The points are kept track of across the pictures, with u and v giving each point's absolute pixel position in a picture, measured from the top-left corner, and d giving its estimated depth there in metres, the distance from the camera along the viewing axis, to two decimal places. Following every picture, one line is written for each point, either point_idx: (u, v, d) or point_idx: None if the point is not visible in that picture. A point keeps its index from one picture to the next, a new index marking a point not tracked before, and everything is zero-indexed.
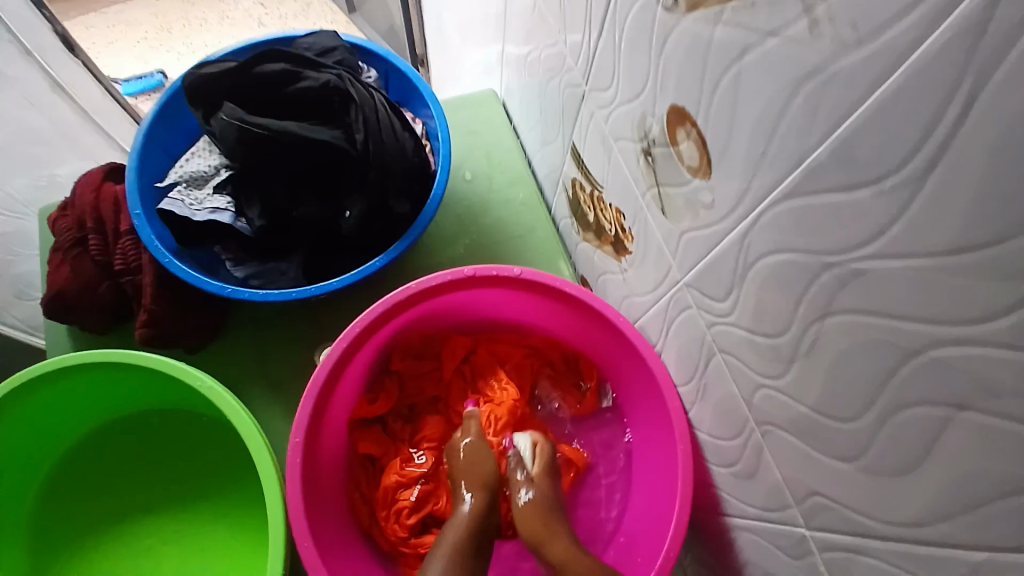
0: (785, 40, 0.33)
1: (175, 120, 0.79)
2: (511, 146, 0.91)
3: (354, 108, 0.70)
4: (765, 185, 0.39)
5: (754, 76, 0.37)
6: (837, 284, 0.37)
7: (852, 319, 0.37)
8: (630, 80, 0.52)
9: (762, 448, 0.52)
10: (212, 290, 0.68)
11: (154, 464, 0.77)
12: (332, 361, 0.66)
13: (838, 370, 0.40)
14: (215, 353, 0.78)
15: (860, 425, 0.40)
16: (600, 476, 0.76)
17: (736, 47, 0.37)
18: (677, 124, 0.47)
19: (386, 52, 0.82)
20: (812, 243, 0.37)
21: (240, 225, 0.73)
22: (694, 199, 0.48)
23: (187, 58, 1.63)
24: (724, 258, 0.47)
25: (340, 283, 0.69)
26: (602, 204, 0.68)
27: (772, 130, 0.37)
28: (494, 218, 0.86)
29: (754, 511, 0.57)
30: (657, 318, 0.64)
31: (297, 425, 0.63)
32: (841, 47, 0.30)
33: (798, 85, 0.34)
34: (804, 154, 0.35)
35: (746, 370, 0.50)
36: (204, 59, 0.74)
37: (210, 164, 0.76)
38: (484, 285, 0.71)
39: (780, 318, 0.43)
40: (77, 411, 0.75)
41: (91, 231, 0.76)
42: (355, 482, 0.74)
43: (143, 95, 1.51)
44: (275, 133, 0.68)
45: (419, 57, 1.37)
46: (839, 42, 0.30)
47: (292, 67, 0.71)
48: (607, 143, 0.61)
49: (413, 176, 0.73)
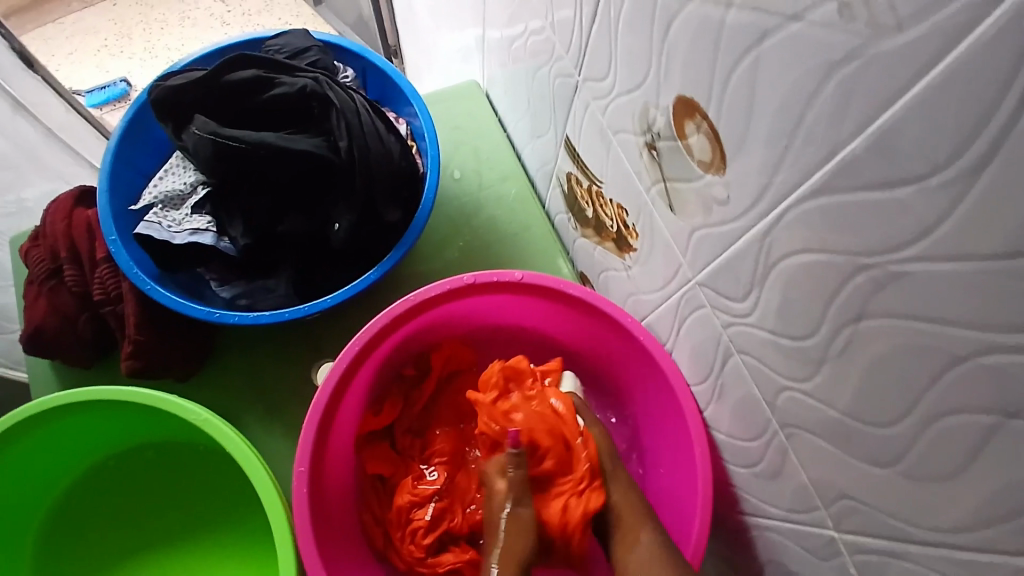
0: (811, 24, 0.31)
1: (145, 136, 0.75)
2: (499, 140, 0.87)
3: (334, 113, 0.66)
4: (788, 182, 0.37)
5: (774, 64, 0.34)
6: (873, 286, 0.34)
7: (889, 323, 0.34)
8: (629, 69, 0.49)
9: (787, 450, 0.50)
10: (199, 315, 0.65)
11: (152, 499, 0.74)
12: (332, 385, 0.63)
13: (873, 373, 0.37)
14: (206, 378, 0.75)
15: (897, 431, 0.38)
16: None
17: (752, 34, 0.34)
18: (685, 117, 0.44)
19: (362, 49, 0.78)
20: (843, 242, 0.35)
21: (223, 246, 0.69)
22: (706, 195, 0.45)
23: (151, 64, 1.56)
24: (742, 257, 0.44)
25: (333, 299, 0.65)
26: (601, 199, 0.65)
27: (796, 122, 0.34)
28: (486, 217, 0.83)
29: (778, 511, 0.55)
30: (667, 317, 0.61)
31: (300, 453, 0.61)
32: (878, 33, 0.28)
33: (827, 73, 0.31)
34: (833, 147, 0.33)
35: (768, 372, 0.48)
36: (170, 69, 0.70)
37: (186, 182, 0.71)
38: (484, 291, 0.69)
39: (807, 318, 0.41)
40: (65, 454, 0.71)
41: (66, 261, 0.72)
42: (367, 504, 0.72)
43: (107, 106, 1.46)
44: (252, 146, 0.64)
45: (393, 49, 1.32)
46: (876, 27, 0.28)
47: (266, 73, 0.67)
48: (605, 136, 0.58)
49: (402, 181, 0.69)
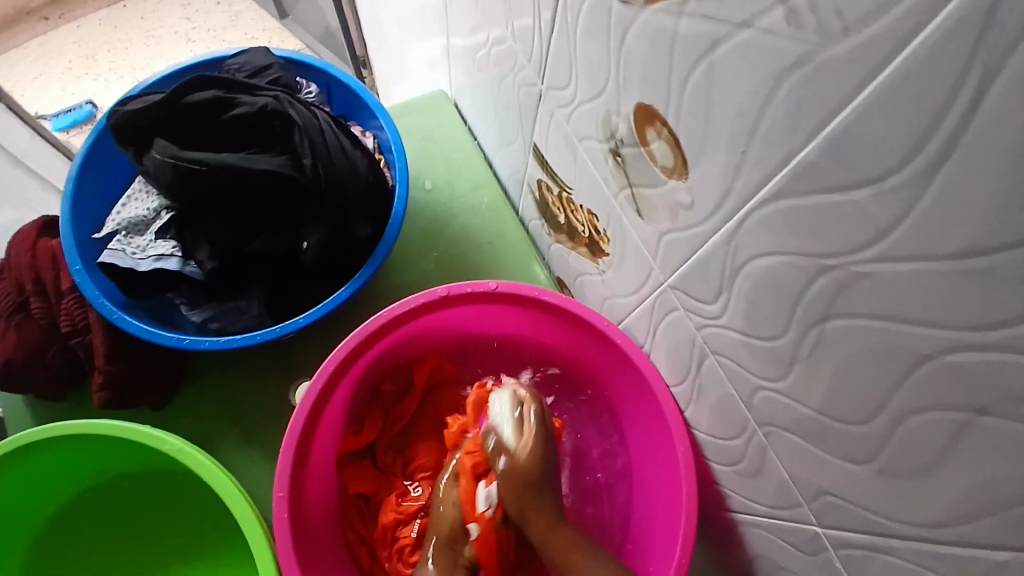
0: (760, 31, 0.31)
1: (106, 162, 0.73)
2: (468, 149, 0.87)
3: (297, 131, 0.65)
4: (749, 186, 0.37)
5: (726, 70, 0.34)
6: (836, 288, 0.35)
7: (854, 323, 0.35)
8: (589, 78, 0.49)
9: (767, 448, 0.50)
10: (169, 342, 0.64)
11: (134, 531, 0.73)
12: (309, 406, 0.62)
13: (844, 373, 0.38)
14: (180, 406, 0.73)
15: (870, 428, 0.38)
16: (600, 481, 0.74)
17: (704, 42, 0.35)
18: (646, 124, 0.44)
19: (325, 63, 0.77)
20: (805, 245, 0.35)
21: (189, 270, 0.68)
22: (671, 200, 0.45)
23: (116, 84, 1.53)
24: (710, 261, 0.44)
25: (306, 319, 0.64)
26: (572, 206, 0.65)
27: (753, 128, 0.34)
28: (460, 227, 0.82)
29: (762, 508, 0.56)
30: (643, 319, 0.61)
31: (279, 478, 0.59)
32: (825, 39, 0.28)
33: (779, 78, 0.31)
34: (790, 151, 0.33)
35: (743, 373, 0.48)
36: (128, 93, 0.68)
37: (149, 207, 0.69)
38: (459, 302, 0.68)
39: (776, 320, 0.41)
40: (42, 490, 0.69)
41: (31, 294, 0.70)
42: (351, 525, 0.71)
43: (75, 128, 1.42)
44: (214, 168, 0.63)
45: (361, 59, 1.31)
46: (823, 32, 0.28)
47: (225, 93, 0.66)
48: (571, 143, 0.58)
49: (370, 197, 0.69)
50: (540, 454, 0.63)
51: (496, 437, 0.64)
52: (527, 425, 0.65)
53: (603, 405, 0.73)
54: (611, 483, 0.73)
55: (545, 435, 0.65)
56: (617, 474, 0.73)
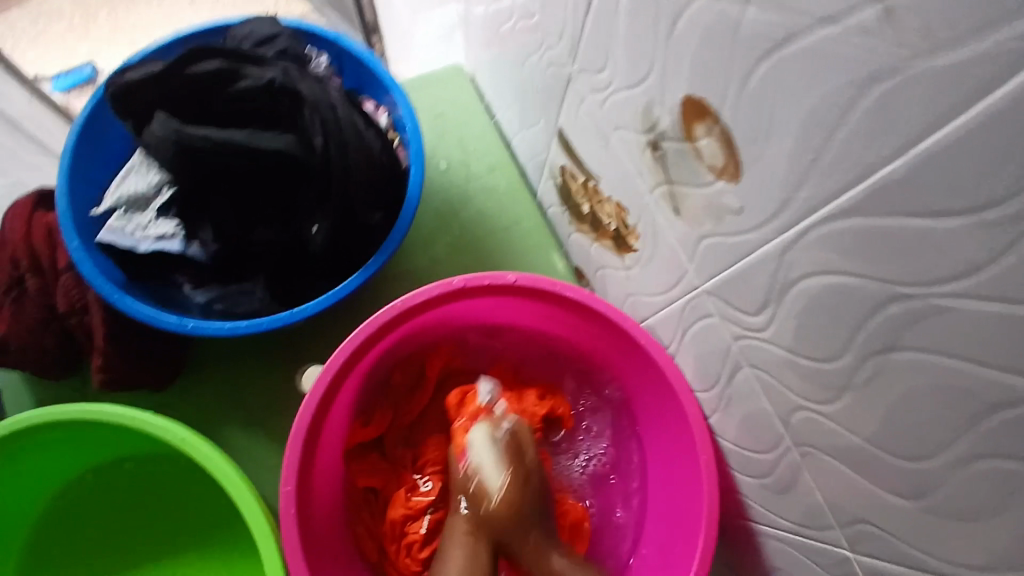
0: (847, 29, 0.27)
1: (104, 132, 0.69)
2: (485, 128, 0.82)
3: (307, 107, 0.61)
4: (814, 199, 0.33)
5: (799, 69, 0.30)
6: (909, 319, 0.32)
7: (925, 358, 0.32)
8: (630, 63, 0.44)
9: (801, 468, 0.47)
10: (171, 326, 0.61)
11: (136, 517, 0.71)
12: (316, 400, 0.59)
13: (906, 404, 0.35)
14: (180, 391, 0.71)
15: (929, 464, 0.35)
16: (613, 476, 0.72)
17: (777, 34, 0.30)
18: (694, 118, 0.40)
19: (336, 33, 0.72)
20: (879, 268, 0.32)
21: (192, 252, 0.64)
22: (717, 203, 0.41)
23: (117, 44, 1.47)
24: (757, 271, 0.41)
25: (315, 307, 0.61)
26: (598, 197, 0.61)
27: (827, 137, 0.31)
28: (475, 211, 0.78)
29: (787, 524, 0.53)
30: (669, 321, 0.58)
31: (286, 471, 0.57)
32: (928, 47, 0.24)
33: (867, 82, 0.27)
34: (872, 165, 0.29)
35: (782, 390, 0.45)
36: (125, 62, 0.64)
37: (149, 183, 0.65)
38: (475, 294, 0.65)
39: (831, 341, 0.38)
40: (37, 475, 0.67)
41: (26, 271, 0.66)
42: (358, 517, 0.70)
43: (75, 90, 1.37)
44: (218, 145, 0.59)
45: (370, 24, 1.25)
46: (930, 36, 0.24)
47: (230, 64, 0.62)
48: (602, 131, 0.53)
49: (382, 180, 0.65)
50: (518, 495, 0.62)
51: (482, 482, 0.63)
52: (504, 461, 0.63)
53: (618, 406, 0.71)
54: (622, 485, 0.71)
55: (524, 476, 0.63)
56: (629, 478, 0.71)
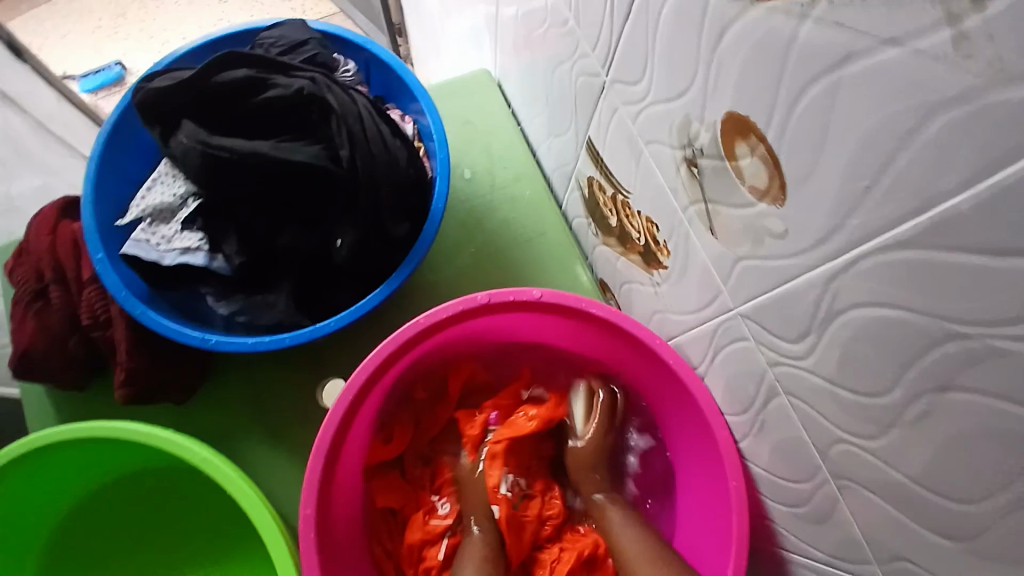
0: (912, 53, 0.25)
1: (131, 140, 0.69)
2: (511, 136, 0.81)
3: (334, 118, 0.60)
4: (866, 228, 0.31)
5: (856, 92, 0.29)
6: (966, 359, 0.30)
7: (982, 401, 0.30)
8: (669, 76, 0.42)
9: (838, 501, 0.45)
10: (194, 342, 0.61)
11: (156, 524, 0.72)
12: (336, 418, 0.58)
13: (956, 447, 0.33)
14: (202, 399, 0.71)
15: (976, 509, 0.33)
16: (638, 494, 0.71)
17: (830, 56, 0.29)
18: (736, 136, 0.38)
19: (364, 39, 0.71)
20: (934, 305, 0.30)
21: (216, 265, 0.64)
22: (758, 225, 0.40)
23: (147, 45, 1.49)
24: (799, 299, 0.39)
25: (337, 321, 0.60)
26: (628, 210, 0.59)
27: (883, 165, 0.29)
28: (499, 221, 0.77)
29: (820, 555, 0.51)
30: (700, 341, 0.56)
31: (307, 493, 0.56)
32: (1001, 77, 0.23)
33: (929, 112, 0.26)
34: (931, 199, 0.27)
35: (821, 420, 0.43)
36: (154, 70, 0.64)
37: (175, 194, 0.65)
38: (501, 309, 0.63)
39: (878, 376, 0.36)
40: (59, 484, 0.67)
41: (51, 281, 0.67)
42: (377, 539, 0.69)
43: (103, 90, 1.40)
44: (244, 157, 0.58)
45: (396, 27, 1.24)
46: (1001, 69, 0.22)
47: (258, 73, 0.61)
48: (635, 144, 0.52)
49: (408, 191, 0.64)
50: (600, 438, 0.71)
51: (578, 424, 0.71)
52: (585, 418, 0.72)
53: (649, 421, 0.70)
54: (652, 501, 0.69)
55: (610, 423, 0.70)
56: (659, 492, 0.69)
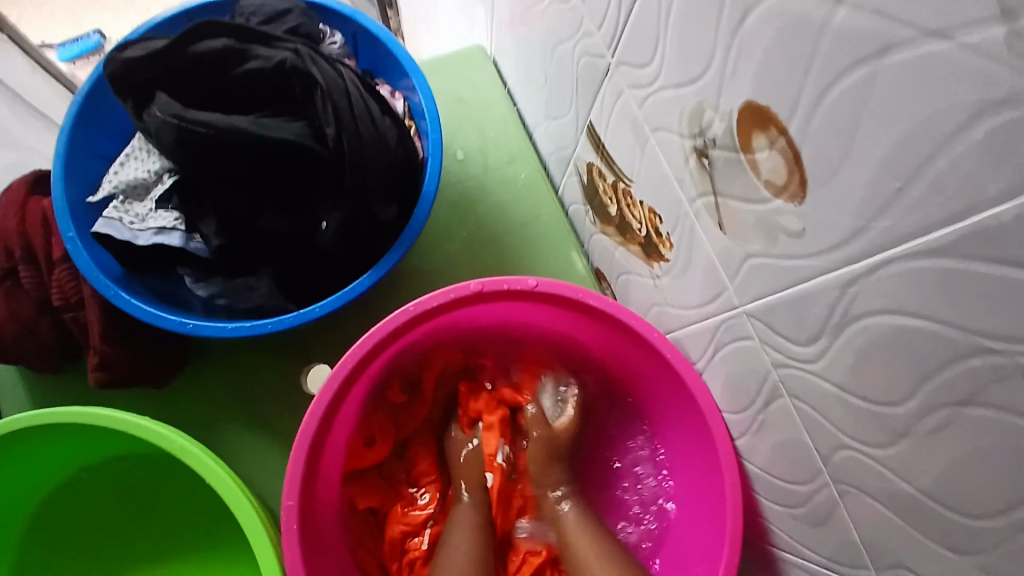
0: (961, 45, 0.23)
1: (103, 113, 0.65)
2: (506, 116, 0.78)
3: (320, 93, 0.57)
4: (894, 231, 0.30)
5: (896, 85, 0.26)
6: (993, 374, 0.28)
7: (1006, 419, 0.29)
8: (681, 60, 0.40)
9: (839, 505, 0.44)
10: (170, 326, 0.58)
11: (133, 513, 0.69)
12: (322, 407, 0.56)
13: (972, 462, 0.31)
14: (181, 385, 0.68)
15: (989, 524, 0.32)
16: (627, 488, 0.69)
17: (867, 47, 0.27)
18: (754, 128, 0.35)
19: (352, 10, 0.67)
20: (964, 315, 0.28)
21: (194, 247, 0.61)
22: (772, 222, 0.37)
23: (125, 12, 1.42)
24: (812, 300, 0.37)
25: (322, 308, 0.58)
26: (629, 199, 0.56)
27: (922, 165, 0.27)
28: (492, 205, 0.74)
29: (814, 556, 0.49)
30: (700, 336, 0.54)
31: (289, 486, 0.54)
32: None
33: (975, 113, 0.24)
34: (971, 205, 0.26)
35: (827, 426, 0.41)
36: (126, 37, 0.60)
37: (150, 170, 0.62)
38: (491, 299, 0.61)
39: (893, 384, 0.34)
40: (31, 472, 0.64)
41: (19, 261, 0.63)
42: (360, 540, 0.67)
43: (81, 60, 1.33)
44: (223, 133, 0.55)
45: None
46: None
47: (238, 43, 0.57)
48: (640, 130, 0.49)
49: (397, 173, 0.61)
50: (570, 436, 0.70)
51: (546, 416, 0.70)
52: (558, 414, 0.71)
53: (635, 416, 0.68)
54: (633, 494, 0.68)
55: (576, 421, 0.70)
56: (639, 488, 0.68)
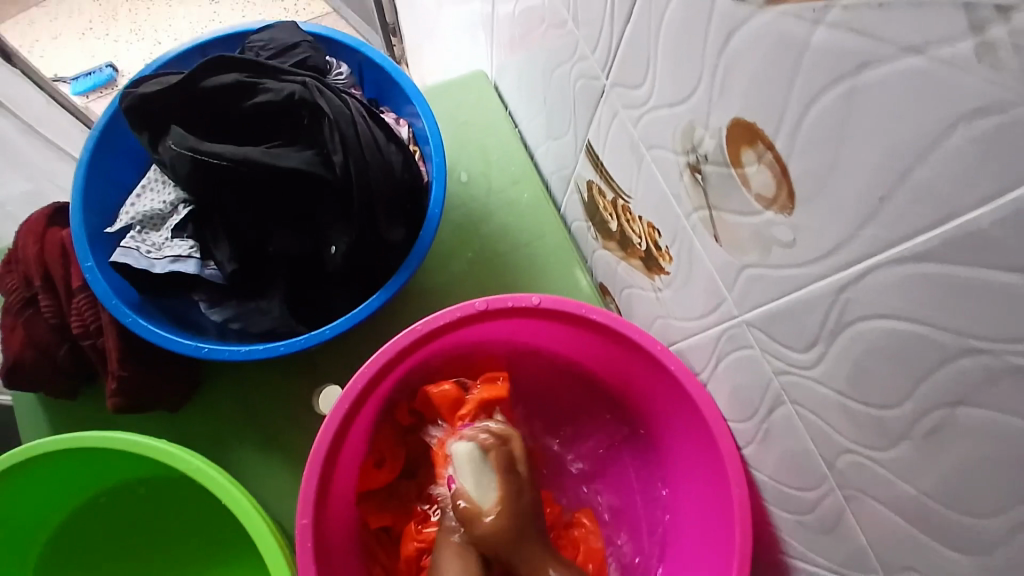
0: (934, 60, 0.25)
1: (120, 146, 0.68)
2: (508, 138, 0.80)
3: (327, 122, 0.59)
4: (881, 238, 0.31)
5: (876, 99, 0.28)
6: (983, 374, 0.29)
7: (998, 418, 0.29)
8: (672, 80, 0.42)
9: (845, 510, 0.44)
10: (185, 350, 0.59)
11: (147, 534, 0.70)
12: (334, 427, 0.57)
13: (969, 462, 0.32)
14: (195, 408, 0.69)
15: (987, 524, 0.33)
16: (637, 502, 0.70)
17: (847, 63, 0.28)
18: (744, 143, 0.37)
19: (358, 41, 0.70)
20: (951, 318, 0.29)
21: (208, 273, 0.63)
22: (765, 233, 0.39)
23: (137, 46, 1.46)
24: (807, 308, 0.38)
25: (333, 330, 0.59)
26: (628, 215, 0.58)
27: (904, 174, 0.28)
28: (497, 225, 0.76)
29: (823, 562, 0.49)
30: (702, 348, 0.55)
31: (303, 505, 0.56)
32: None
33: (951, 123, 0.25)
34: (950, 212, 0.27)
35: (829, 431, 0.42)
36: (143, 74, 0.62)
37: (166, 201, 0.64)
38: (498, 316, 0.62)
39: (888, 388, 0.35)
40: (49, 495, 0.66)
41: (40, 291, 0.66)
42: (373, 556, 0.69)
43: (94, 92, 1.38)
44: (234, 163, 0.57)
45: (390, 27, 1.23)
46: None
47: (248, 77, 0.60)
48: (636, 148, 0.51)
49: (403, 197, 0.63)
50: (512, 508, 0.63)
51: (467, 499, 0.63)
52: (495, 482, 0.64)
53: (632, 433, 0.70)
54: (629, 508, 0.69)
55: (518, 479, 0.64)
56: (632, 504, 0.70)
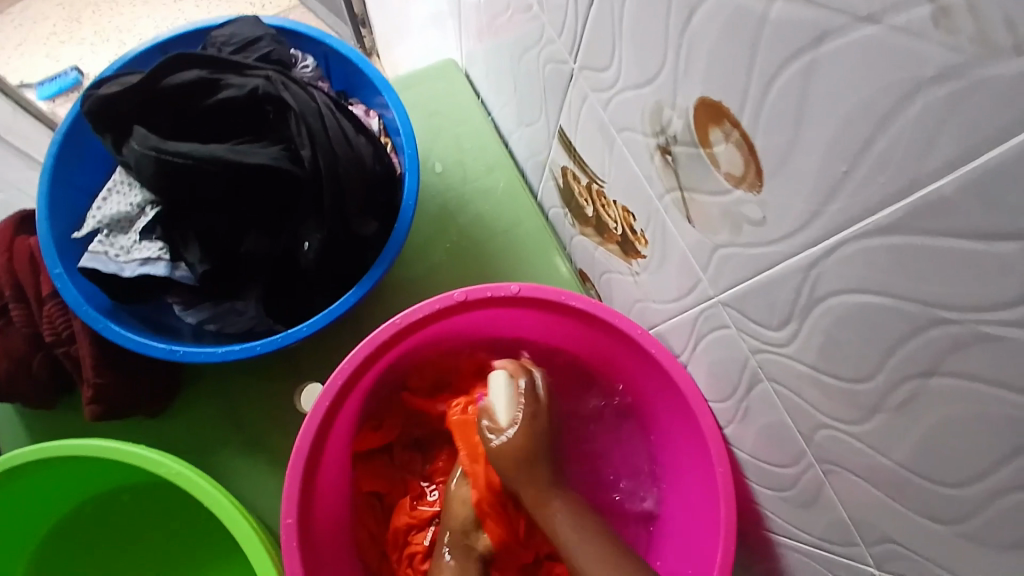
0: (890, 29, 0.25)
1: (82, 149, 0.66)
2: (481, 125, 0.79)
3: (293, 117, 0.58)
4: (846, 213, 0.31)
5: (834, 71, 0.28)
6: (951, 345, 0.29)
7: (969, 387, 0.30)
8: (638, 60, 0.41)
9: (824, 484, 0.44)
10: (160, 355, 0.58)
11: (135, 542, 0.70)
12: (314, 427, 0.57)
13: (943, 431, 0.32)
14: (173, 414, 0.68)
15: (965, 492, 0.33)
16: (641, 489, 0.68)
17: (806, 36, 0.28)
18: (710, 122, 0.37)
19: (321, 33, 0.69)
20: (918, 289, 0.29)
21: (179, 275, 0.62)
22: (735, 211, 0.39)
23: (103, 49, 1.43)
24: (779, 285, 0.38)
25: (310, 327, 0.59)
26: (603, 199, 0.58)
27: (865, 149, 0.28)
28: (474, 214, 0.75)
29: (808, 537, 0.49)
30: (682, 328, 0.54)
31: (287, 504, 0.55)
32: (984, 53, 0.22)
33: (911, 92, 0.25)
34: (913, 183, 0.27)
35: (806, 407, 0.42)
36: (101, 74, 0.61)
37: (132, 203, 0.62)
38: (477, 307, 0.62)
39: (861, 361, 0.35)
40: (33, 510, 0.65)
41: (10, 300, 0.64)
42: (363, 521, 0.69)
43: (61, 96, 1.34)
44: (199, 162, 0.56)
45: (360, 17, 1.21)
46: (984, 45, 0.22)
47: (210, 73, 0.59)
48: (607, 131, 0.50)
49: (373, 190, 0.62)
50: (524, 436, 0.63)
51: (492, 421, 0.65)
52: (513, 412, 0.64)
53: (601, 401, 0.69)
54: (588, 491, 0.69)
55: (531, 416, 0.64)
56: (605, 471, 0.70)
